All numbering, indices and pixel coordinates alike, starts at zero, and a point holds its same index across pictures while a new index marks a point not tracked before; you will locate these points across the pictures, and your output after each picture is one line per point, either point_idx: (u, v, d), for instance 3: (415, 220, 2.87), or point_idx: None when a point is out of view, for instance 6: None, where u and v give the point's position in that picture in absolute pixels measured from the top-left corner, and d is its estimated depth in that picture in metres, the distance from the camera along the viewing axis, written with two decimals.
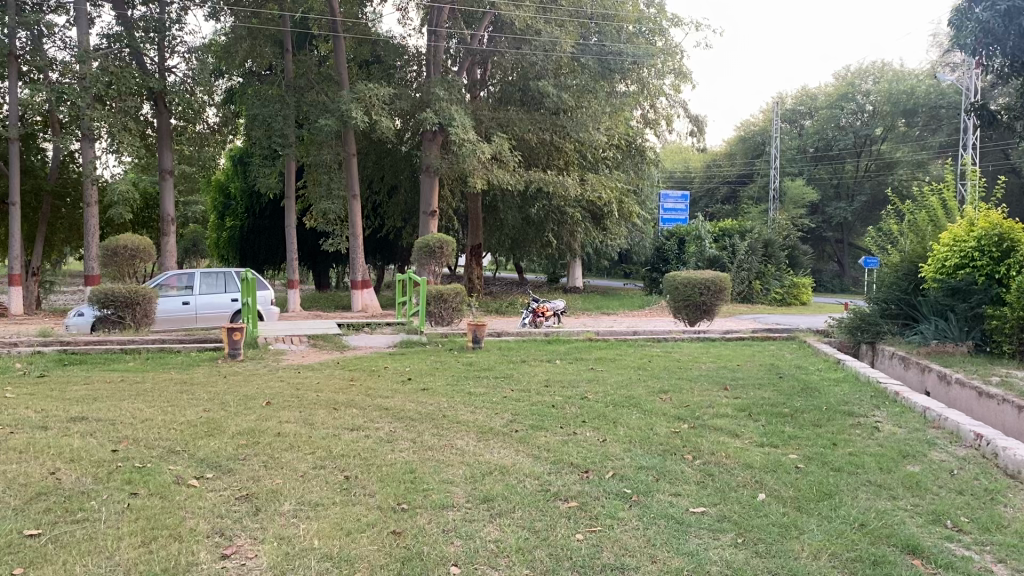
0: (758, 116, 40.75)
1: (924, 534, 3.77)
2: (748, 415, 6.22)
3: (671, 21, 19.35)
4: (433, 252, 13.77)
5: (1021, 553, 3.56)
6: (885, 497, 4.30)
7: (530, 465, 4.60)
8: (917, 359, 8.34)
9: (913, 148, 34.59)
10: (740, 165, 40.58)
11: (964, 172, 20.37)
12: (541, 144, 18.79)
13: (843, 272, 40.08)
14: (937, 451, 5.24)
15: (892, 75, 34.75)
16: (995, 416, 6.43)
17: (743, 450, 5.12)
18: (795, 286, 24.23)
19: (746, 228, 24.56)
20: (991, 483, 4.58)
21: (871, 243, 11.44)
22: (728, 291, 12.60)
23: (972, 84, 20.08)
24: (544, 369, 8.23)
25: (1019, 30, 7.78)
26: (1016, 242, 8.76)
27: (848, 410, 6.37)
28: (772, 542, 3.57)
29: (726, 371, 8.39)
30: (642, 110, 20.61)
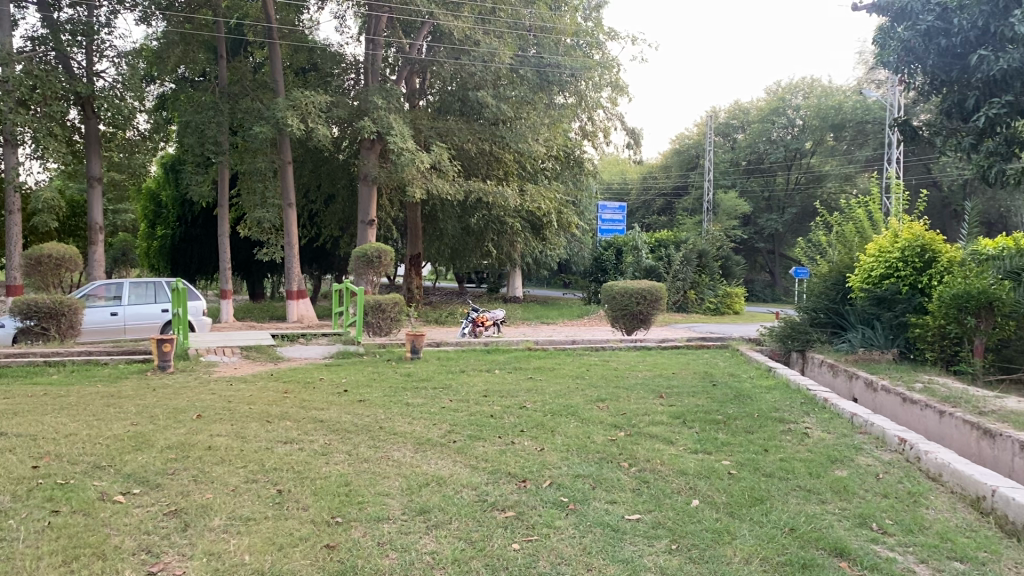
0: (693, 130, 41.56)
1: (851, 537, 3.87)
2: (683, 422, 6.31)
3: (608, 35, 19.66)
4: (371, 261, 13.64)
5: (942, 554, 3.68)
6: (814, 501, 4.41)
7: (467, 475, 4.59)
8: (845, 367, 8.56)
9: (840, 162, 35.68)
10: (675, 178, 41.25)
11: (888, 186, 21.07)
12: (480, 154, 18.81)
13: (774, 281, 41.10)
14: (864, 456, 5.39)
15: (821, 91, 35.79)
16: (918, 421, 6.66)
17: (678, 457, 5.20)
18: (728, 295, 24.76)
19: (682, 239, 24.95)
20: (914, 486, 4.73)
21: (800, 254, 11.74)
22: (664, 300, 12.79)
23: (895, 100, 20.82)
24: (483, 379, 8.23)
25: (938, 50, 8.08)
26: (937, 253, 9.12)
27: (778, 416, 6.51)
28: (705, 547, 3.63)
29: (662, 379, 8.50)
30: (580, 123, 20.83)
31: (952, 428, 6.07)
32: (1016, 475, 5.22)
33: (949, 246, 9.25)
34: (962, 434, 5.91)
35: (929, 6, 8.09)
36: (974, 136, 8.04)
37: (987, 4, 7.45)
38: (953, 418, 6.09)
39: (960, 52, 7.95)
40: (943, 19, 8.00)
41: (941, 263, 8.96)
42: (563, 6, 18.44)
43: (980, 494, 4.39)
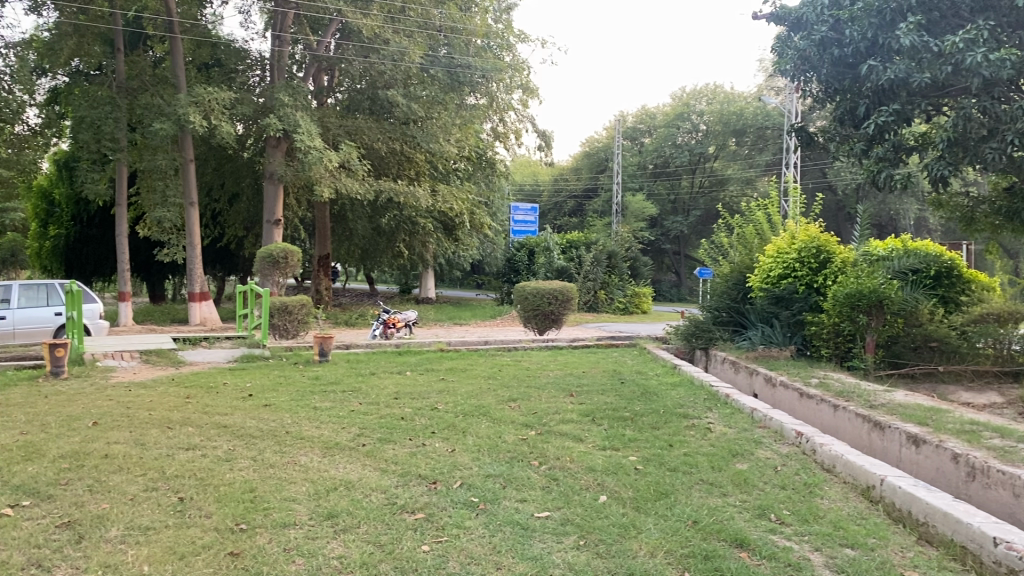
0: (602, 133, 42.17)
1: (751, 528, 4.01)
2: (591, 419, 6.41)
3: (519, 37, 19.79)
4: (276, 262, 13.33)
5: (835, 542, 3.85)
6: (716, 494, 4.54)
7: (377, 478, 4.55)
8: (746, 363, 8.87)
9: (741, 166, 36.78)
10: (585, 180, 41.89)
11: (787, 189, 21.81)
12: (391, 154, 18.59)
13: (680, 282, 42.11)
14: (764, 449, 5.58)
15: (723, 97, 36.85)
16: (814, 414, 6.94)
17: (587, 454, 5.27)
18: (636, 295, 25.26)
19: (591, 240, 25.30)
20: (810, 477, 4.94)
21: (704, 254, 12.07)
22: (575, 300, 12.95)
23: (792, 106, 21.61)
24: (394, 381, 8.15)
25: (832, 59, 8.40)
26: (831, 254, 9.52)
27: (683, 412, 6.69)
28: (612, 542, 3.70)
29: (572, 378, 8.60)
30: (492, 124, 20.86)
31: (846, 421, 6.36)
32: (904, 465, 5.52)
33: (842, 248, 9.67)
34: (855, 426, 6.20)
35: (823, 18, 8.43)
36: (864, 142, 8.47)
37: (876, 17, 7.83)
38: (846, 411, 6.37)
39: (852, 62, 8.30)
40: (835, 30, 8.35)
41: (835, 264, 9.35)
42: (472, 6, 18.30)
43: (870, 483, 4.62)
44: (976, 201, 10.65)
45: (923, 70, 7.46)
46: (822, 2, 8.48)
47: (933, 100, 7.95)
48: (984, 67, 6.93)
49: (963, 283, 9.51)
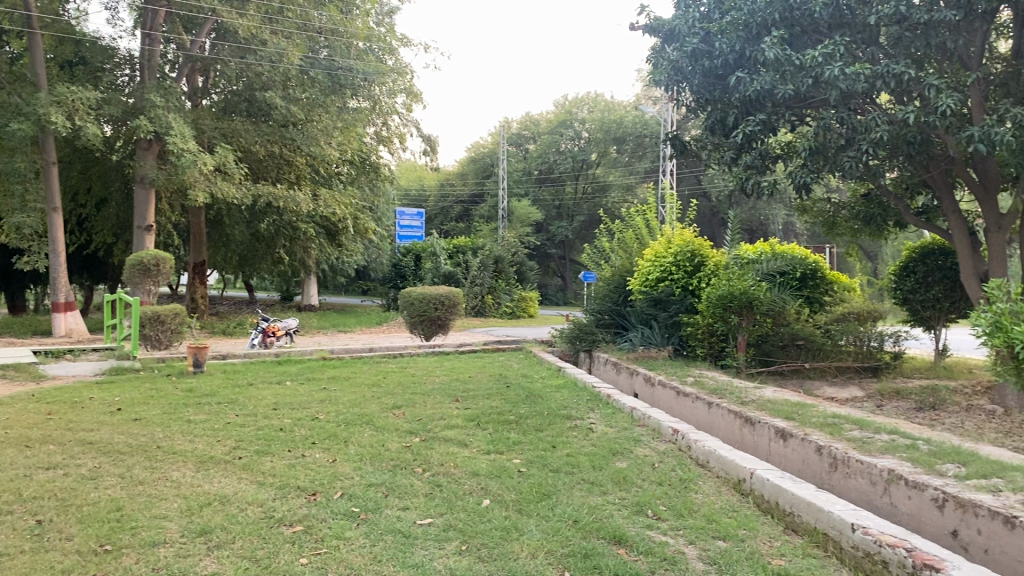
0: (487, 138, 42.38)
1: (629, 524, 4.11)
2: (477, 424, 6.43)
3: (402, 41, 19.81)
4: (148, 269, 12.75)
5: (708, 534, 4.00)
6: (596, 493, 4.64)
7: (254, 492, 4.42)
8: (627, 363, 9.10)
9: (622, 173, 37.71)
10: (471, 185, 42.03)
11: (664, 196, 22.50)
12: (270, 157, 17.98)
13: (566, 286, 42.79)
14: (642, 447, 5.74)
15: (604, 105, 37.75)
16: (690, 412, 7.18)
17: (471, 459, 5.29)
18: (523, 300, 25.53)
19: (478, 246, 25.42)
20: (685, 472, 5.11)
21: (587, 259, 12.29)
22: (461, 305, 12.94)
23: (668, 115, 22.29)
24: (274, 392, 7.94)
25: (703, 70, 8.73)
26: (705, 257, 9.91)
27: (566, 414, 6.80)
28: (493, 546, 3.72)
29: (458, 383, 8.59)
30: (375, 127, 20.77)
31: (719, 417, 6.61)
32: (773, 458, 5.78)
33: (715, 251, 10.08)
34: (728, 422, 6.46)
35: (694, 30, 8.75)
36: (733, 150, 8.88)
37: (743, 30, 8.20)
38: (719, 408, 6.64)
39: (721, 73, 8.68)
40: (705, 42, 8.65)
41: (709, 268, 9.73)
42: (354, 9, 18.33)
43: (741, 476, 4.83)
44: (837, 206, 11.25)
45: (786, 81, 7.85)
46: (693, 15, 8.82)
47: (796, 110, 8.41)
48: (840, 80, 7.35)
49: (825, 284, 10.16)
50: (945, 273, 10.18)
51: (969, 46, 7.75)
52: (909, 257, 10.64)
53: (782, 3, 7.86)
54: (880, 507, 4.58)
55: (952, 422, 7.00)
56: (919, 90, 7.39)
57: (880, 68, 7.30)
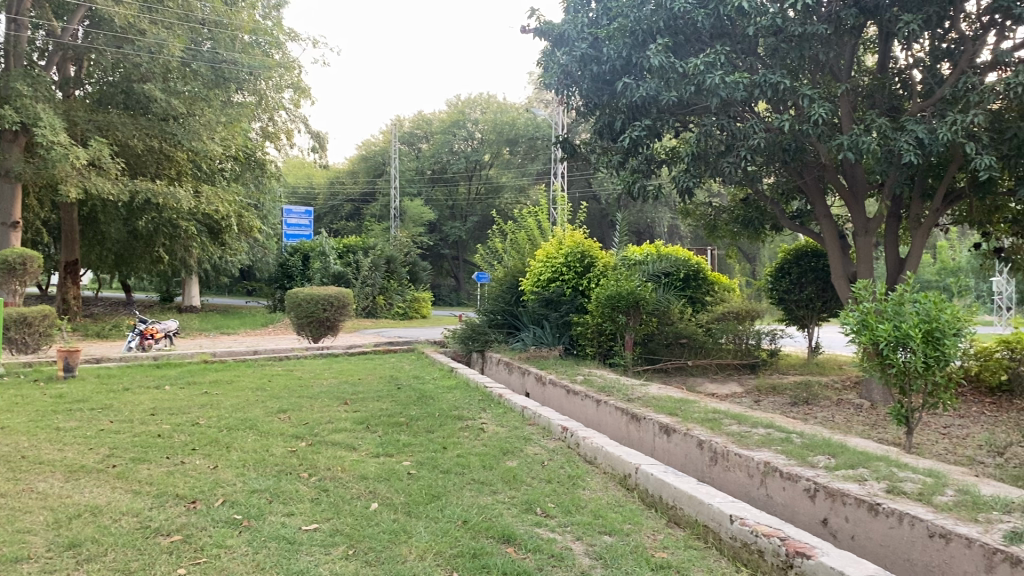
0: (379, 136, 41.90)
1: (518, 522, 4.14)
2: (366, 427, 6.34)
3: (290, 35, 19.30)
4: (13, 269, 12.00)
5: (594, 530, 4.07)
6: (486, 492, 4.65)
7: (128, 501, 4.22)
8: (518, 363, 9.17)
9: (515, 174, 38.03)
10: (362, 184, 41.49)
11: (556, 198, 22.80)
12: (148, 152, 17.09)
13: (459, 286, 42.83)
14: (532, 445, 5.80)
15: (497, 107, 38.14)
16: (579, 410, 7.30)
17: (359, 462, 5.21)
18: (415, 300, 25.39)
19: (369, 245, 25.12)
20: (573, 470, 5.19)
21: (480, 260, 12.31)
22: (351, 306, 12.77)
23: (559, 119, 22.63)
24: (151, 396, 7.61)
25: (590, 75, 8.90)
26: (594, 258, 10.09)
27: (458, 414, 6.80)
28: (381, 549, 3.68)
29: (346, 385, 8.45)
30: (262, 123, 20.21)
31: (607, 414, 6.74)
32: (657, 453, 5.94)
33: (604, 253, 10.27)
34: (615, 419, 6.60)
35: (583, 35, 8.90)
36: (621, 154, 9.08)
37: (629, 36, 8.38)
38: (607, 405, 6.77)
39: (609, 78, 8.87)
40: (594, 47, 8.82)
41: (599, 268, 9.92)
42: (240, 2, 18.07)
43: (626, 472, 4.94)
44: (718, 210, 11.65)
45: (670, 88, 8.08)
46: (582, 21, 8.98)
47: (680, 117, 8.69)
48: (721, 88, 7.62)
49: (707, 285, 10.52)
50: (817, 274, 10.75)
51: (839, 59, 8.18)
52: (785, 259, 11.14)
53: (667, 12, 8.08)
54: (757, 498, 4.78)
55: (823, 416, 7.37)
56: (794, 99, 7.74)
57: (758, 78, 7.61)
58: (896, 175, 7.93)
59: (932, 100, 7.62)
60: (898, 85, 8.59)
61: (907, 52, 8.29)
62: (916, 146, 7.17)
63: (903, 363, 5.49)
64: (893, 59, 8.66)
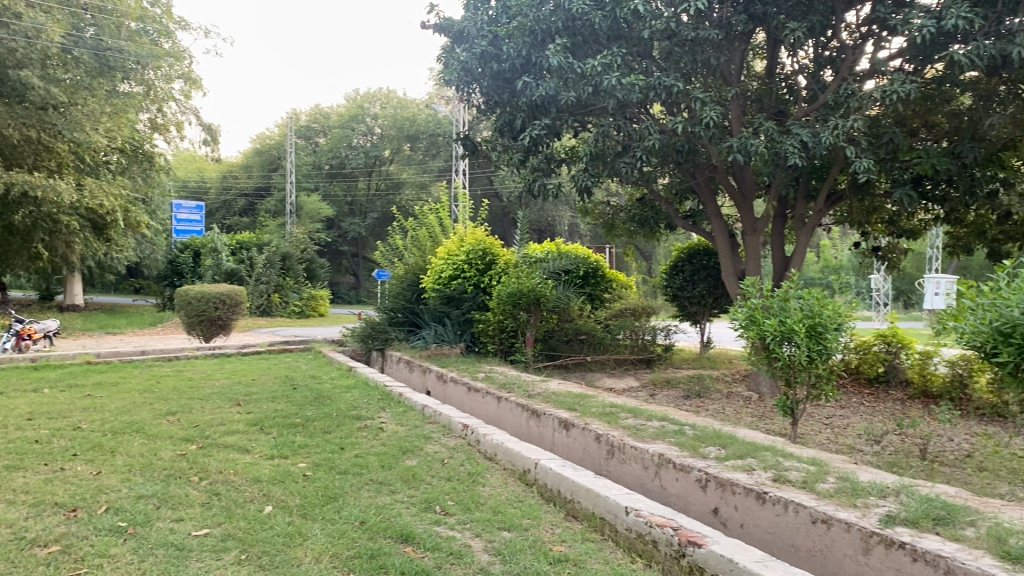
0: (274, 129, 40.91)
1: (417, 521, 4.12)
2: (260, 429, 6.17)
3: (180, 24, 18.59)
4: None
5: (493, 527, 4.09)
6: (384, 493, 4.60)
7: (1, 511, 3.98)
8: (419, 361, 9.12)
9: (415, 170, 37.83)
10: (257, 178, 40.40)
11: (458, 195, 22.79)
12: (26, 143, 15.61)
13: (358, 284, 42.31)
14: (432, 444, 5.77)
15: (397, 102, 37.81)
16: (481, 407, 7.31)
17: (252, 465, 5.08)
18: (312, 298, 24.98)
19: (264, 241, 24.45)
20: (473, 467, 5.19)
21: (379, 257, 12.18)
22: (243, 304, 12.44)
23: (460, 116, 22.66)
24: (28, 400, 7.20)
25: (491, 73, 8.92)
26: (496, 256, 10.10)
27: (356, 414, 6.70)
28: (275, 553, 3.60)
29: (240, 386, 8.23)
30: (150, 114, 19.43)
31: (508, 411, 6.78)
32: (557, 448, 6.01)
33: (505, 250, 10.29)
34: (515, 415, 6.64)
35: (482, 33, 8.90)
36: (521, 153, 9.13)
37: (529, 36, 8.45)
38: (508, 401, 6.80)
39: (509, 77, 8.91)
40: (494, 45, 8.84)
41: (499, 265, 9.94)
42: None
43: (526, 467, 4.98)
44: (616, 209, 11.86)
45: (569, 88, 8.19)
46: (482, 19, 8.99)
47: (579, 117, 8.81)
48: (618, 89, 7.76)
49: (605, 282, 10.69)
50: (709, 272, 11.11)
51: (730, 64, 8.47)
52: (678, 257, 11.46)
53: (565, 13, 8.17)
54: (652, 490, 4.90)
55: (714, 409, 7.63)
56: (687, 102, 7.96)
57: (652, 81, 7.80)
58: (782, 177, 8.26)
59: (816, 105, 7.97)
60: (784, 90, 8.94)
61: (793, 58, 8.64)
62: (800, 150, 7.48)
63: (788, 356, 5.72)
64: (780, 65, 9.02)
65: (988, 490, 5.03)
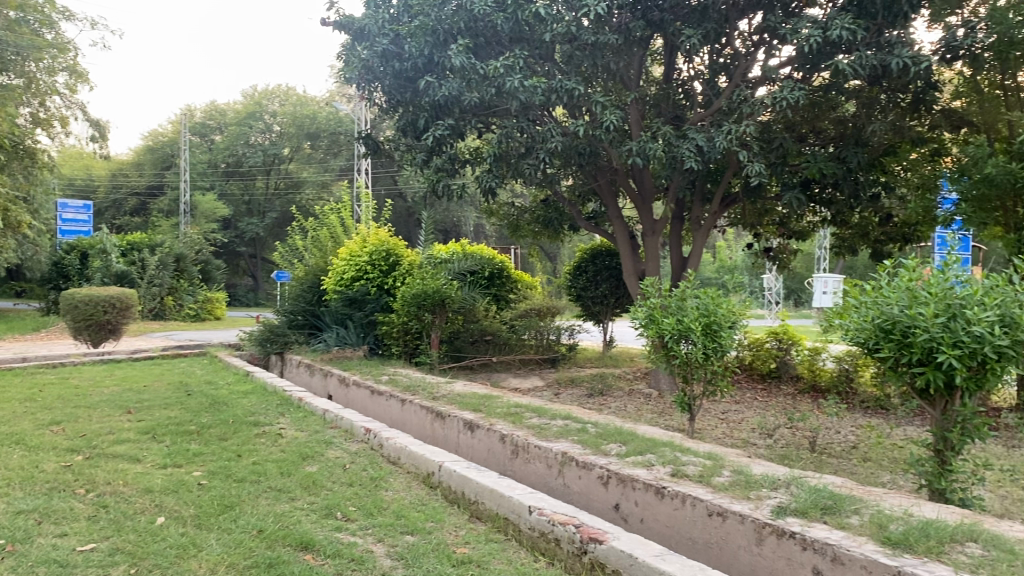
0: (167, 126, 39.47)
1: (317, 528, 4.04)
2: (151, 437, 5.93)
3: (64, 14, 17.70)
4: None
5: (395, 531, 4.04)
6: (284, 500, 4.50)
7: None
8: (320, 365, 8.95)
9: (316, 169, 37.18)
10: (148, 176, 38.93)
11: (359, 194, 22.49)
12: None
13: (256, 286, 41.29)
14: (333, 449, 5.67)
15: (296, 99, 37.03)
16: (384, 410, 7.23)
17: (144, 475, 4.88)
18: (208, 300, 24.30)
19: (156, 242, 23.46)
20: (376, 471, 5.13)
21: (279, 258, 11.91)
22: (135, 308, 11.98)
23: (362, 113, 22.35)
24: None
25: (393, 71, 8.82)
26: (399, 257, 10.02)
27: (254, 420, 6.52)
28: (167, 566, 3.46)
29: (131, 393, 7.90)
30: (31, 108, 18.34)
31: (412, 413, 6.73)
32: (461, 449, 6.00)
33: (409, 251, 10.22)
34: (419, 418, 6.60)
35: (383, 31, 8.80)
36: (424, 153, 9.06)
37: (430, 35, 8.37)
38: (412, 404, 6.75)
39: (411, 75, 8.83)
40: (395, 44, 8.76)
41: (403, 267, 9.87)
42: None
43: (430, 470, 4.96)
44: (520, 210, 11.92)
45: (472, 89, 8.20)
46: (383, 17, 8.90)
47: (482, 117, 8.82)
48: (520, 91, 7.80)
49: (510, 283, 10.73)
50: (611, 272, 11.31)
51: (629, 69, 8.64)
52: (581, 258, 11.62)
53: (467, 13, 8.17)
54: (555, 488, 4.95)
55: (616, 406, 7.78)
56: (588, 105, 8.08)
57: (554, 83, 7.87)
58: (679, 180, 8.49)
59: (711, 110, 8.21)
60: (681, 95, 9.18)
61: (689, 64, 8.88)
62: (696, 154, 7.71)
63: (685, 354, 5.87)
64: (677, 70, 9.26)
65: (871, 479, 5.30)
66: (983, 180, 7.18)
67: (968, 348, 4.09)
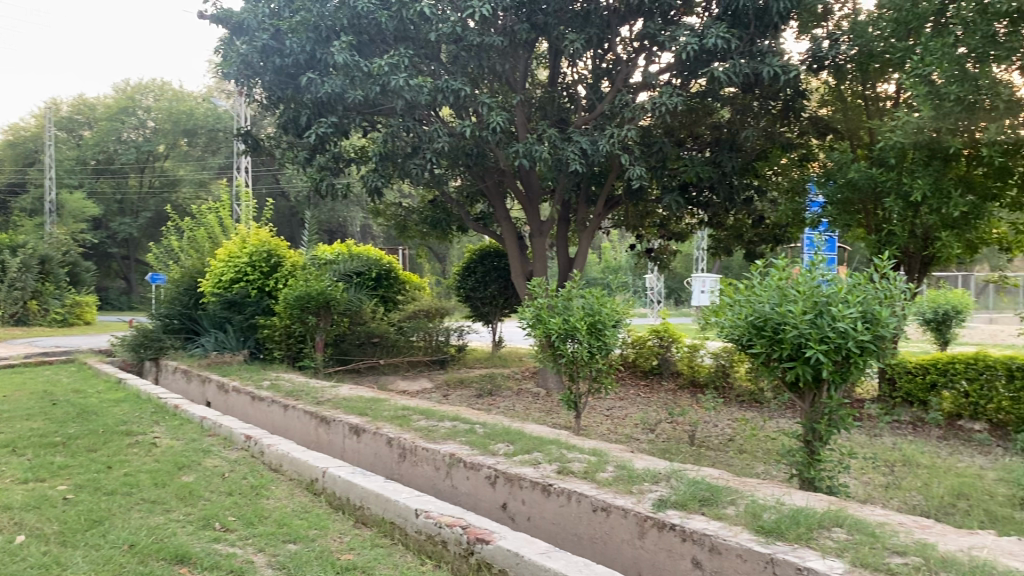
0: (30, 120, 37.13)
1: (193, 540, 3.89)
2: (11, 451, 5.57)
3: None
4: None
5: (276, 540, 3.94)
6: (157, 512, 4.31)
7: None
8: (198, 371, 8.62)
9: (194, 167, 35.78)
10: (10, 173, 36.59)
11: (239, 193, 21.75)
12: None
13: (131, 289, 39.41)
14: (212, 458, 5.48)
15: (172, 94, 35.50)
16: (266, 416, 7.03)
17: (2, 491, 4.58)
18: (76, 304, 23.03)
19: (16, 243, 21.99)
20: (256, 479, 4.98)
21: (153, 260, 11.41)
22: None
23: (242, 110, 21.57)
24: None
25: (274, 67, 8.58)
26: (281, 258, 9.77)
27: (125, 430, 6.22)
28: None
29: None
30: None
31: (295, 419, 6.57)
32: (347, 454, 5.90)
33: (291, 253, 9.99)
34: (303, 423, 6.45)
35: (263, 26, 8.56)
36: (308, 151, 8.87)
37: (312, 32, 8.20)
38: (295, 410, 6.59)
39: (292, 72, 8.62)
40: (276, 39, 8.52)
41: (285, 268, 9.63)
42: None
43: (313, 476, 4.86)
44: (407, 211, 11.82)
45: (356, 87, 8.06)
46: (263, 11, 8.66)
47: (366, 116, 8.70)
48: (406, 90, 7.74)
49: (398, 284, 10.63)
50: (499, 273, 11.38)
51: (514, 71, 8.74)
52: (470, 258, 11.63)
53: (350, 11, 8.04)
54: (442, 490, 4.93)
55: (505, 405, 7.83)
56: (474, 107, 8.10)
57: (440, 83, 7.86)
58: (564, 182, 8.61)
59: (594, 114, 8.38)
60: (566, 98, 9.33)
61: (573, 68, 9.05)
62: (581, 156, 7.85)
63: (572, 352, 5.95)
64: (561, 74, 9.41)
65: (747, 470, 5.53)
66: (847, 184, 7.58)
67: (833, 343, 4.30)
